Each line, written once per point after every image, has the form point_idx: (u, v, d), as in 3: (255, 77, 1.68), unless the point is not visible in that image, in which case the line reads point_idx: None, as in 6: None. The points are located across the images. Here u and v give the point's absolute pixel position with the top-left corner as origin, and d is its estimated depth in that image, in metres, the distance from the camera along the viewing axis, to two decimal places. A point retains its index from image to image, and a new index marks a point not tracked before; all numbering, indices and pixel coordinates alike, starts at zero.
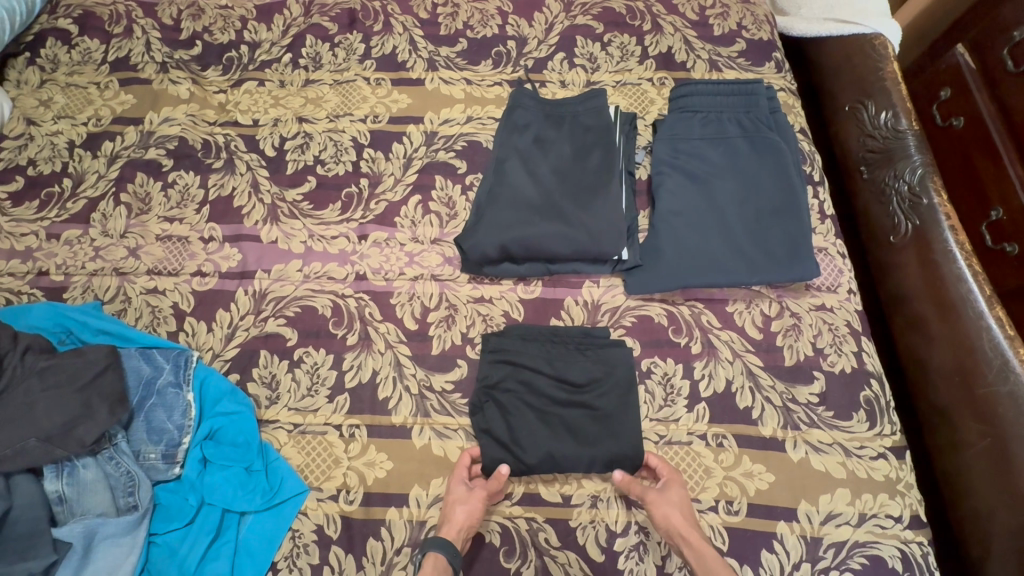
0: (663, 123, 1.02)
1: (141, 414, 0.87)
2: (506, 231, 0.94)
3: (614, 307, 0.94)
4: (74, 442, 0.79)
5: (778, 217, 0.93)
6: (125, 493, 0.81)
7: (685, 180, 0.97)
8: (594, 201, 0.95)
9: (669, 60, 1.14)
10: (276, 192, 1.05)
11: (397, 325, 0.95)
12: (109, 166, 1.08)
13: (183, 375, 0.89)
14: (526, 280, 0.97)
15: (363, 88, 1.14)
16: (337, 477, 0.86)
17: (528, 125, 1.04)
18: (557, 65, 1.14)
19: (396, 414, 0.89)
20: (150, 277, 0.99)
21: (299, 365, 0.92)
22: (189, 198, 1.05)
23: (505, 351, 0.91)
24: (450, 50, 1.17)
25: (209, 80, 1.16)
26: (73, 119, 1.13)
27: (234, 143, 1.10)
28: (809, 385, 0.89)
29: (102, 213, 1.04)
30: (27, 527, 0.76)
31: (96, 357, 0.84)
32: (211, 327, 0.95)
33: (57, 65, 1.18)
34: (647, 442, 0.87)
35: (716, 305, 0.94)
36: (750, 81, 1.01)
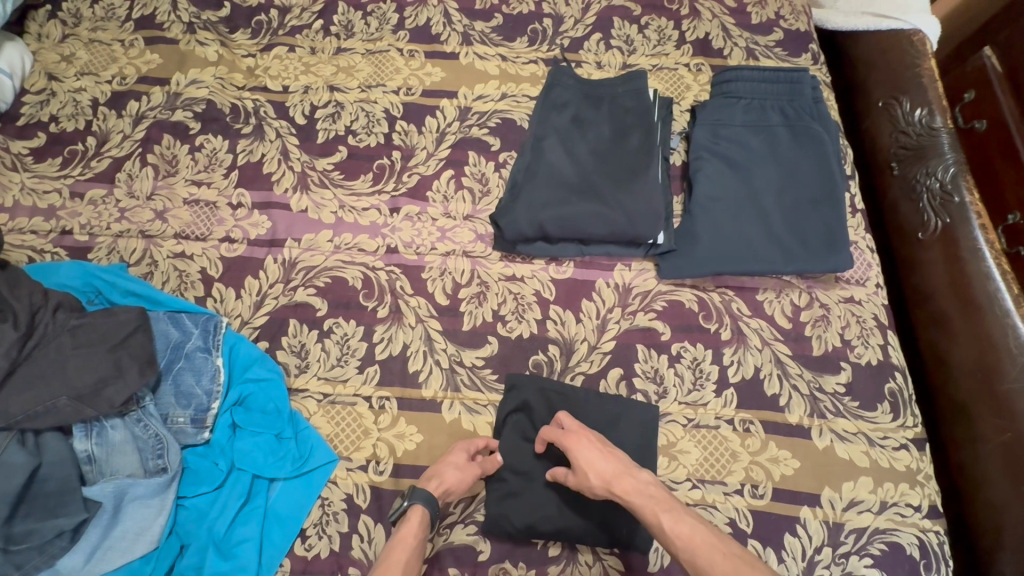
0: (703, 108, 1.01)
1: (169, 377, 0.86)
2: (542, 210, 0.93)
3: (646, 291, 0.95)
4: (104, 402, 0.78)
5: (815, 207, 0.94)
6: (155, 455, 0.80)
7: (723, 166, 0.97)
8: (632, 182, 0.94)
9: (706, 46, 1.13)
10: (306, 161, 1.04)
11: (429, 299, 0.94)
12: (134, 126, 1.06)
13: (212, 341, 0.88)
14: (558, 260, 0.97)
15: (397, 59, 1.12)
16: (367, 448, 0.86)
17: (567, 104, 1.03)
18: (593, 46, 1.13)
19: (426, 388, 0.89)
20: (177, 241, 0.97)
21: (329, 336, 0.92)
22: (217, 163, 1.03)
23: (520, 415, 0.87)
24: (485, 25, 1.15)
25: (238, 44, 1.14)
26: (96, 76, 1.10)
27: (263, 109, 1.08)
28: (836, 375, 0.90)
29: (127, 173, 1.02)
30: (57, 485, 0.76)
31: (127, 318, 0.83)
32: (239, 294, 0.94)
33: (80, 20, 1.15)
34: (675, 424, 0.87)
35: (746, 293, 0.95)
36: (794, 69, 1.00)
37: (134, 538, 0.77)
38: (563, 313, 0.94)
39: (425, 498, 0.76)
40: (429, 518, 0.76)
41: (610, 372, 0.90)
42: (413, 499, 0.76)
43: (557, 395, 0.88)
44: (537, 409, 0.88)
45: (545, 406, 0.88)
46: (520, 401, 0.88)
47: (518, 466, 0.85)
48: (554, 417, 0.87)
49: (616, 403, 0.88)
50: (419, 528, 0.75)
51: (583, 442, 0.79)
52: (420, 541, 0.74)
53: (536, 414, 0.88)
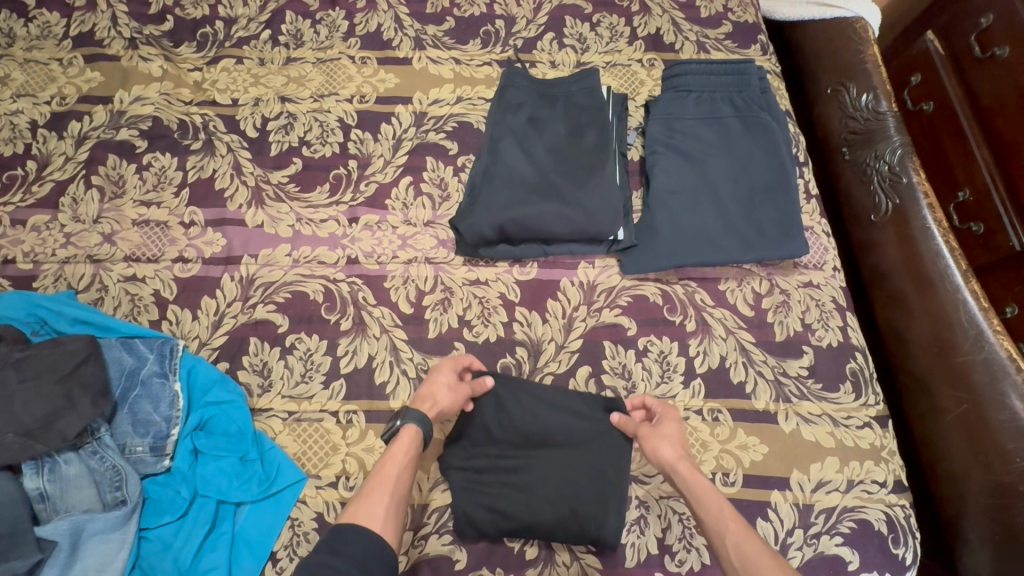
0: (656, 103, 1.01)
1: (125, 406, 0.83)
2: (501, 212, 0.93)
3: (610, 288, 0.95)
4: (56, 436, 0.75)
5: (769, 195, 0.94)
6: (113, 488, 0.78)
7: (679, 159, 0.97)
8: (589, 180, 0.94)
9: (658, 42, 1.15)
10: (260, 174, 1.01)
11: (392, 309, 0.93)
12: (77, 147, 1.02)
13: (168, 365, 0.85)
14: (521, 262, 0.97)
15: (349, 66, 1.10)
16: (336, 464, 0.84)
17: (522, 104, 1.02)
18: (546, 45, 1.13)
19: (394, 399, 0.88)
20: (128, 264, 0.94)
21: (292, 352, 0.90)
22: (166, 181, 1.00)
23: (491, 416, 0.87)
24: (437, 29, 1.14)
25: (183, 58, 1.11)
26: (34, 97, 1.06)
27: (213, 124, 1.05)
28: (798, 359, 0.91)
29: (71, 196, 0.98)
30: (8, 526, 0.72)
31: (76, 348, 0.80)
32: (196, 315, 0.91)
33: (14, 40, 1.11)
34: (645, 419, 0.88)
35: (708, 283, 0.96)
36: (742, 61, 1.01)
37: None
38: (529, 314, 0.93)
39: (417, 419, 0.77)
40: (421, 438, 0.77)
41: (578, 370, 0.90)
42: (406, 419, 0.77)
43: (530, 395, 0.88)
44: (511, 409, 0.87)
45: (514, 405, 0.87)
46: (490, 401, 0.87)
47: (494, 471, 0.84)
48: (526, 414, 0.87)
49: (587, 400, 0.88)
50: (410, 446, 0.75)
51: (659, 437, 0.80)
52: (410, 460, 0.75)
53: (507, 411, 0.87)
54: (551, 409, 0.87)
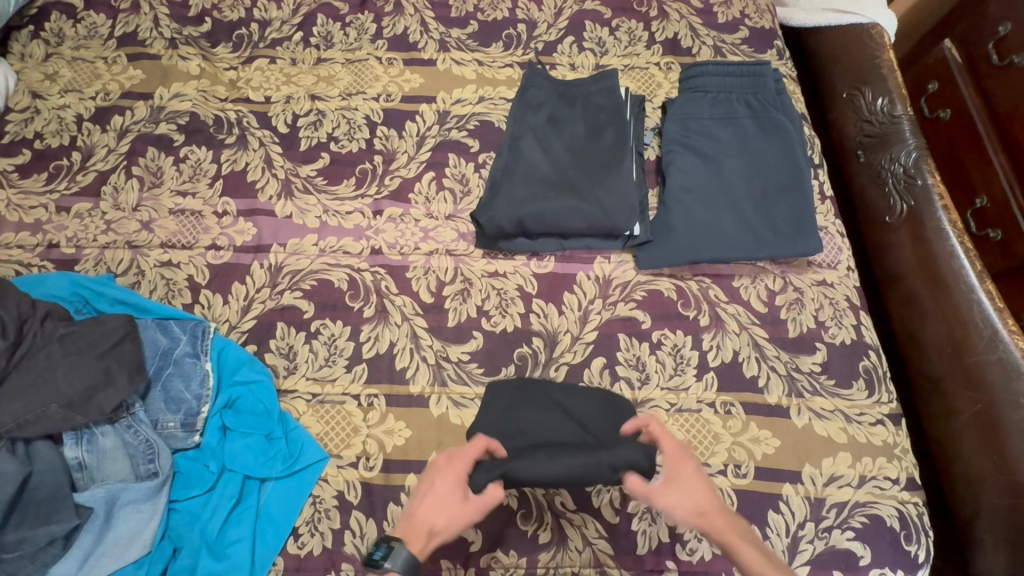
0: (673, 103, 1.03)
1: (159, 383, 0.87)
2: (520, 206, 0.95)
3: (625, 282, 0.97)
4: (95, 409, 0.79)
5: (783, 193, 0.95)
6: (146, 460, 0.81)
7: (694, 158, 0.98)
8: (607, 176, 0.96)
9: (676, 46, 1.18)
10: (290, 168, 1.06)
11: (414, 298, 0.96)
12: (118, 140, 1.08)
13: (200, 346, 0.89)
14: (539, 255, 1.00)
15: (376, 67, 1.15)
16: (356, 445, 0.87)
17: (542, 104, 1.04)
18: (567, 48, 1.17)
19: (414, 384, 0.90)
20: (164, 250, 0.99)
21: (316, 337, 0.93)
22: (201, 173, 1.05)
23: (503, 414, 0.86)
24: (461, 32, 1.19)
25: (220, 57, 1.16)
26: (80, 93, 1.12)
27: (246, 120, 1.10)
28: (812, 355, 0.92)
29: (113, 186, 1.03)
30: (49, 492, 0.76)
31: (115, 325, 0.84)
32: (227, 300, 0.96)
33: (63, 39, 1.17)
34: (659, 410, 0.89)
35: (722, 280, 0.98)
36: (757, 63, 1.02)
37: (127, 543, 0.77)
38: (545, 306, 0.96)
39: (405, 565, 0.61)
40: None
41: (593, 361, 0.93)
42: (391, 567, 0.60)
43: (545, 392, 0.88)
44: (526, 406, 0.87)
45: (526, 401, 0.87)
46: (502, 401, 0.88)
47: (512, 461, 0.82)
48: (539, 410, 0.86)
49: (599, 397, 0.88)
50: None
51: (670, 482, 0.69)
52: None
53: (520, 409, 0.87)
54: (572, 395, 0.88)
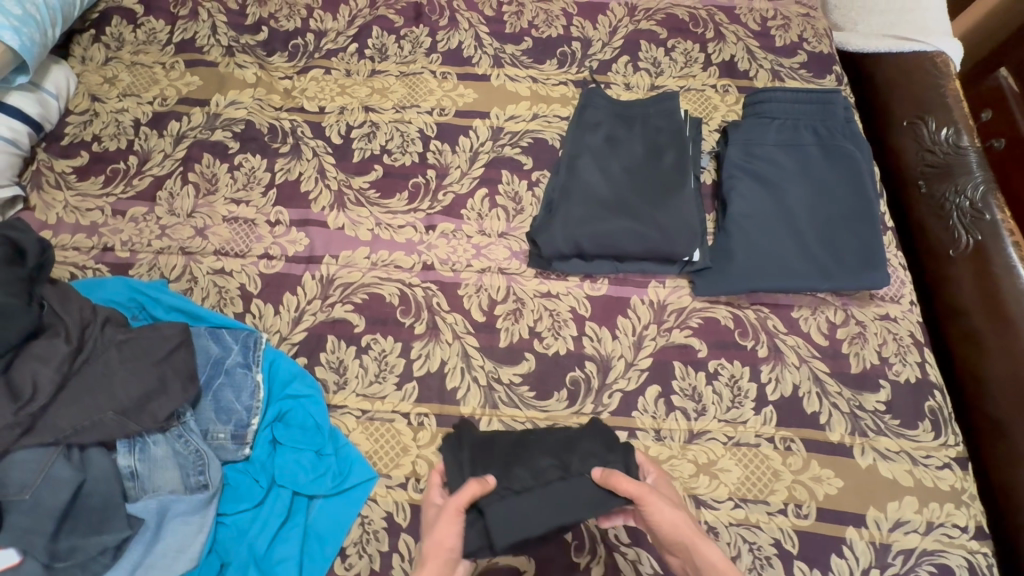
0: (737, 127, 1.00)
1: (210, 393, 0.87)
2: (578, 227, 0.94)
3: (680, 308, 0.95)
4: (148, 416, 0.79)
5: (849, 224, 0.93)
6: (196, 471, 0.80)
7: (756, 184, 0.96)
8: (667, 200, 0.94)
9: (733, 68, 1.16)
10: (343, 179, 1.06)
11: (465, 316, 0.95)
12: (175, 145, 1.08)
13: (251, 357, 0.88)
14: (592, 277, 0.98)
15: (430, 81, 1.15)
16: (406, 465, 0.85)
17: (599, 124, 1.03)
18: (621, 68, 1.16)
19: (465, 405, 0.89)
20: (217, 257, 0.99)
21: (367, 352, 0.92)
22: (255, 182, 1.05)
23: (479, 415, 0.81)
24: (516, 48, 1.18)
25: (275, 66, 1.17)
26: (138, 97, 1.13)
27: (300, 129, 1.10)
28: (875, 393, 0.89)
29: (169, 191, 1.04)
30: (100, 499, 0.75)
31: (170, 333, 0.83)
32: (278, 310, 0.95)
33: (122, 44, 1.19)
34: (716, 442, 0.87)
35: (781, 310, 0.95)
36: (828, 90, 1.00)
37: (174, 556, 0.76)
38: (599, 330, 0.94)
39: None
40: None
41: (648, 389, 0.90)
42: None
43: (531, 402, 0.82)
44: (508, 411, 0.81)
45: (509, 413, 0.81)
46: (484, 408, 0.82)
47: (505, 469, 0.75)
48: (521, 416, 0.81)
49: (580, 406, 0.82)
50: None
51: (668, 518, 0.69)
52: None
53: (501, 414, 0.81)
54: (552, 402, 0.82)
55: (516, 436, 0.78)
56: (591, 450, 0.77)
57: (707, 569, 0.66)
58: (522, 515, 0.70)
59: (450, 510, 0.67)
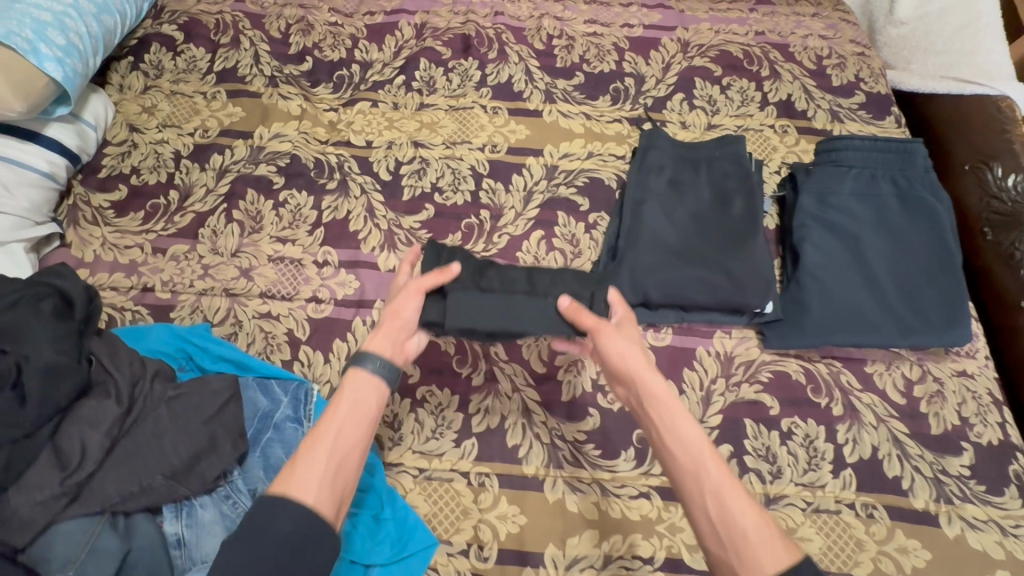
0: (809, 175, 0.98)
1: (257, 449, 0.81)
2: (646, 276, 0.91)
3: (749, 361, 0.91)
4: (197, 478, 0.73)
5: (931, 279, 0.90)
6: None
7: (831, 235, 0.94)
8: (738, 249, 0.91)
9: (791, 108, 1.13)
10: (393, 218, 1.02)
11: (525, 366, 0.90)
12: (217, 180, 1.04)
13: (303, 410, 0.84)
14: (656, 326, 0.94)
15: (481, 116, 1.11)
16: (467, 530, 0.80)
17: (663, 166, 1.00)
18: (676, 105, 1.13)
19: (528, 464, 0.84)
20: (262, 300, 0.94)
21: (422, 405, 0.87)
22: (302, 219, 1.01)
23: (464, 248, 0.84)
24: (567, 83, 1.15)
25: (320, 98, 1.14)
26: (178, 128, 1.09)
27: (347, 164, 1.07)
28: (958, 457, 0.85)
29: (211, 229, 0.99)
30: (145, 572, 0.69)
31: (219, 387, 0.78)
32: (328, 358, 0.90)
33: (162, 72, 1.15)
34: (794, 508, 0.82)
35: (854, 364, 0.91)
36: (907, 140, 0.97)
37: None
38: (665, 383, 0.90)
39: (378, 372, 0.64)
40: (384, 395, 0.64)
41: (719, 449, 0.86)
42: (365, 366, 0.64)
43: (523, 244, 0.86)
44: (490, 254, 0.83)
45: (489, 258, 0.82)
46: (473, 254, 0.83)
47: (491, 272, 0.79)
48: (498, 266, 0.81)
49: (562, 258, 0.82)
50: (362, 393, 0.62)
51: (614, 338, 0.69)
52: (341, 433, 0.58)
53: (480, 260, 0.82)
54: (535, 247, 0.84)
55: (505, 257, 0.83)
56: (563, 278, 0.79)
57: (645, 395, 0.63)
58: (476, 307, 0.76)
59: (412, 288, 0.73)
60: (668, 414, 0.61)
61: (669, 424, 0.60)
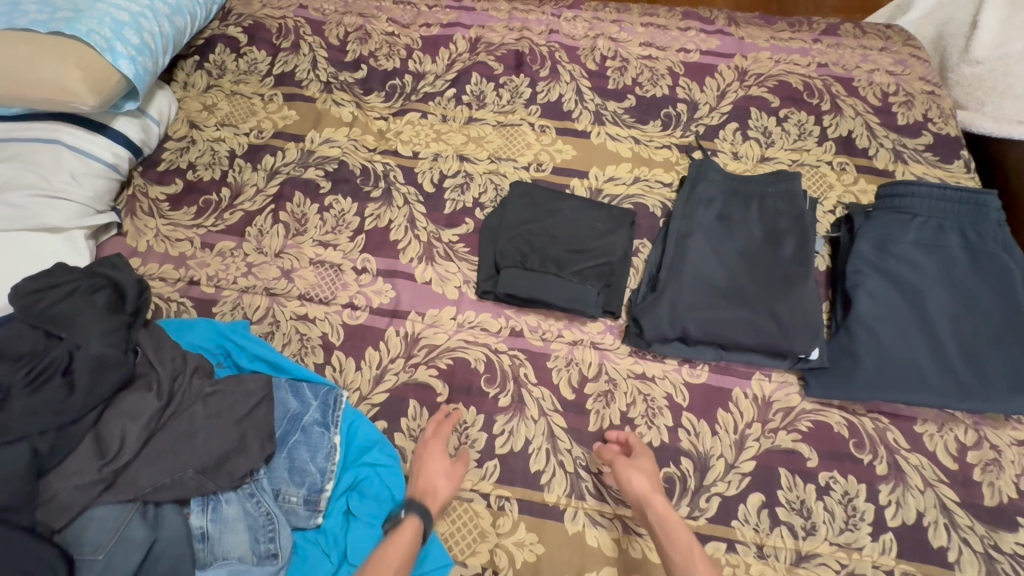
0: (870, 219, 0.94)
1: (284, 450, 0.82)
2: (687, 311, 0.88)
3: (788, 408, 0.87)
4: (225, 475, 0.75)
5: (997, 340, 0.85)
6: (266, 538, 0.75)
7: (889, 284, 0.89)
8: (786, 292, 0.88)
9: (850, 145, 1.09)
10: (433, 231, 1.02)
11: (553, 391, 0.89)
12: (267, 180, 1.07)
13: (331, 416, 0.84)
14: (691, 362, 0.91)
15: (528, 133, 1.11)
16: (483, 553, 0.79)
17: (713, 199, 0.97)
18: (729, 135, 1.10)
19: (550, 492, 0.83)
20: (301, 302, 0.96)
21: (448, 422, 0.87)
22: (344, 225, 1.03)
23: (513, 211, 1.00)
24: (618, 105, 1.14)
25: (372, 106, 1.16)
26: (235, 128, 1.13)
27: (393, 174, 1.08)
28: (1014, 533, 0.79)
29: (258, 228, 1.02)
30: (168, 565, 0.70)
31: (254, 387, 0.80)
32: (359, 366, 0.91)
33: (224, 72, 1.20)
34: (827, 569, 0.78)
35: (902, 422, 0.86)
36: (980, 189, 0.91)
37: None
38: (697, 423, 0.87)
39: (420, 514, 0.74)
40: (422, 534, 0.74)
41: (750, 497, 0.82)
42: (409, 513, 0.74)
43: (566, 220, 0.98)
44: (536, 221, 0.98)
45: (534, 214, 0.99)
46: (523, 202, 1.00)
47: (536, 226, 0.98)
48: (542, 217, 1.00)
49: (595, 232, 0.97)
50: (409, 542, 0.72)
51: (635, 470, 0.78)
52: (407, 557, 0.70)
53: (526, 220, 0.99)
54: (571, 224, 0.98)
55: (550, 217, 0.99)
56: (602, 251, 0.96)
57: (653, 515, 0.74)
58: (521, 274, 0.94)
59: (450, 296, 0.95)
60: (663, 519, 0.74)
61: (667, 529, 0.73)
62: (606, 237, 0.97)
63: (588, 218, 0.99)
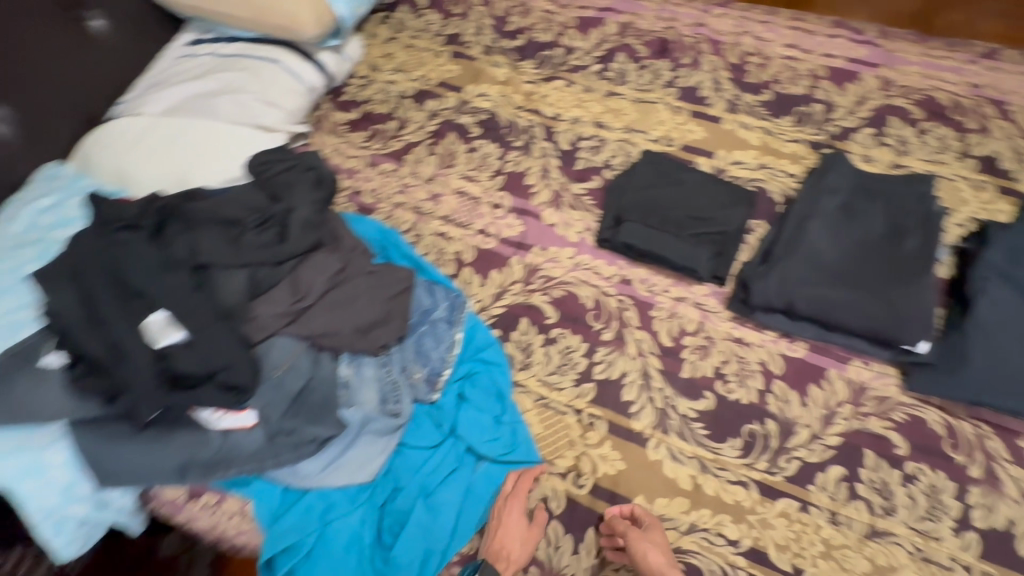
0: (1004, 231, 0.94)
1: (414, 335, 0.95)
2: (797, 286, 0.93)
3: (883, 396, 0.89)
4: (369, 340, 0.91)
5: None
6: (392, 399, 0.90)
7: (1016, 295, 0.89)
8: (903, 284, 0.90)
9: (994, 165, 1.07)
10: (564, 182, 1.14)
11: (653, 336, 0.97)
12: (428, 120, 1.24)
13: (456, 316, 0.97)
14: (791, 337, 0.95)
15: (663, 111, 1.20)
16: (570, 458, 0.89)
17: (839, 190, 1.02)
18: (863, 138, 1.13)
19: (637, 420, 0.91)
20: (442, 222, 1.11)
21: (553, 343, 0.98)
22: (487, 165, 1.17)
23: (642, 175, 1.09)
24: (753, 97, 1.20)
25: (524, 70, 1.30)
26: (407, 74, 1.31)
27: (535, 130, 1.21)
28: None
29: (415, 157, 1.19)
30: (320, 397, 0.87)
31: (403, 275, 0.95)
32: (483, 282, 1.04)
33: (404, 28, 1.39)
34: (901, 549, 0.80)
35: (1007, 433, 0.85)
36: None
37: (359, 466, 0.86)
38: (787, 391, 0.91)
39: None
40: None
41: (830, 468, 0.85)
42: None
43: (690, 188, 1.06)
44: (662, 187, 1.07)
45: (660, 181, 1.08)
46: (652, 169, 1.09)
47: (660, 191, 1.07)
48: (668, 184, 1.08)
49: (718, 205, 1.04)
50: None
51: (646, 542, 0.78)
52: None
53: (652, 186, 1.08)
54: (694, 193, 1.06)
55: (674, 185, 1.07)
56: (720, 221, 1.03)
57: None
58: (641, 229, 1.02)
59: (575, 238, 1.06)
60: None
61: None
62: (727, 209, 1.04)
63: (710, 191, 1.06)
